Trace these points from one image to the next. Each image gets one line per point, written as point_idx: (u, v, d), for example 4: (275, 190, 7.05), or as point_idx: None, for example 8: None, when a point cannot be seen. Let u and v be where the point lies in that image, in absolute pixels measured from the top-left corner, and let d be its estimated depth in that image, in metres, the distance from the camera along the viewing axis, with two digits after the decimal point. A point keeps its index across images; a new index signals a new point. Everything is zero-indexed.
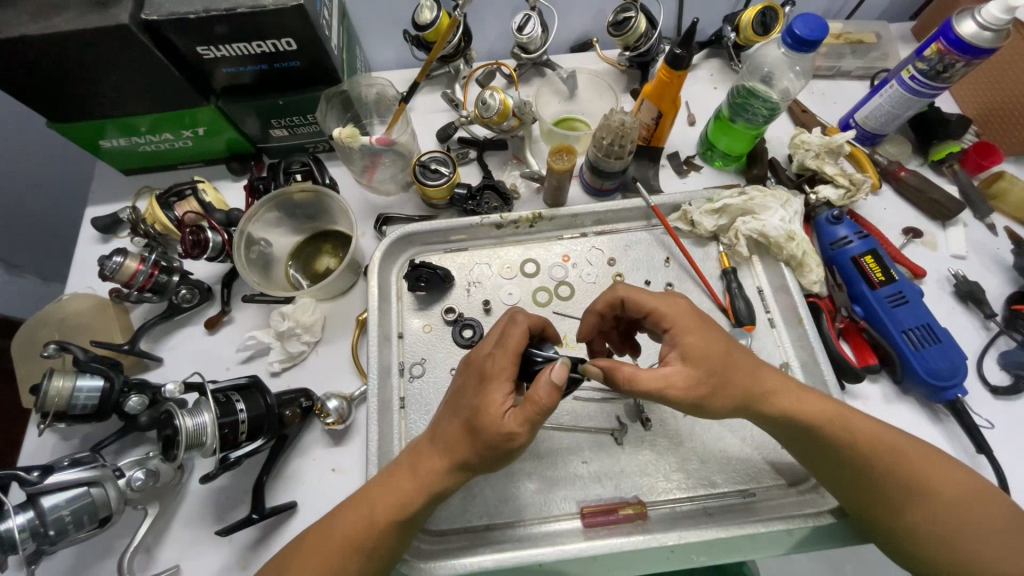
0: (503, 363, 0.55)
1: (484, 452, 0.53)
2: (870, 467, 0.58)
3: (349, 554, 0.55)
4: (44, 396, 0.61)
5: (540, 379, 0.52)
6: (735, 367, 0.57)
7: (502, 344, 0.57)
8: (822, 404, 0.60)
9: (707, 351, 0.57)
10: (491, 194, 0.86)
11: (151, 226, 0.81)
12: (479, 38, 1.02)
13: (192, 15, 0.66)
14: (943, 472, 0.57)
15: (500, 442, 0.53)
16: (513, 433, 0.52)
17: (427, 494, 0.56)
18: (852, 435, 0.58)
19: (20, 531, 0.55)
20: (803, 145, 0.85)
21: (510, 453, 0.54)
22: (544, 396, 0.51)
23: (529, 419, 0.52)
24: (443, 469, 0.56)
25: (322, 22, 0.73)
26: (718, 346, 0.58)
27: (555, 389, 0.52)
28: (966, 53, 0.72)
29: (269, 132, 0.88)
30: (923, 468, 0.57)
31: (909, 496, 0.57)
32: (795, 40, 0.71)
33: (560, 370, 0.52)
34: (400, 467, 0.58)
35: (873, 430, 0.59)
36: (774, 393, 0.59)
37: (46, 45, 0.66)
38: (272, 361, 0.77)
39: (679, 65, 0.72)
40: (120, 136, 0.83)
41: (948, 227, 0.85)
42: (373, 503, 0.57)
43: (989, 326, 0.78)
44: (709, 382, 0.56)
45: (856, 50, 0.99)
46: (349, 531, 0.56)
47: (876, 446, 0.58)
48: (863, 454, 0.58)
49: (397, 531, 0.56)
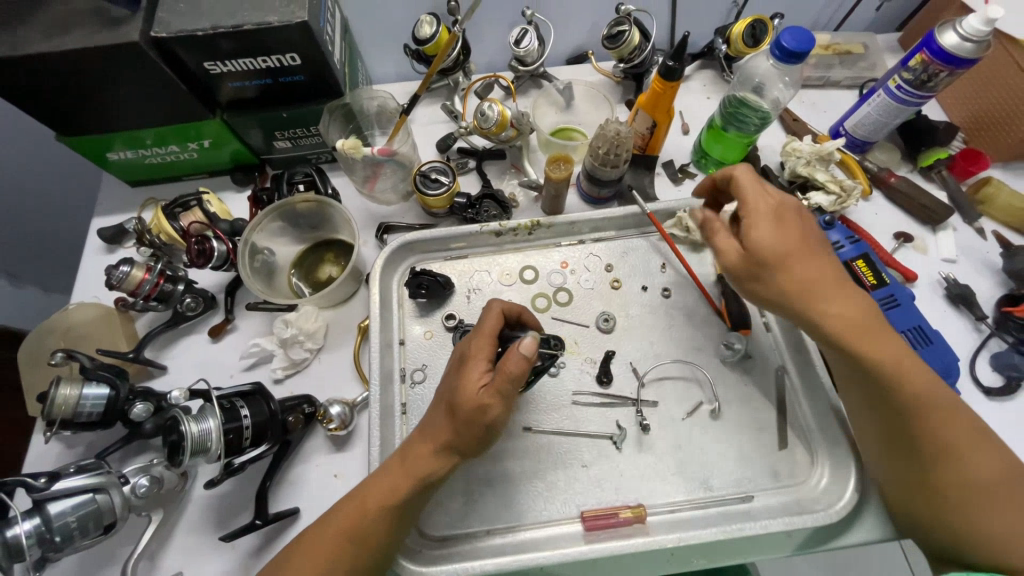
0: (480, 344, 0.59)
1: (462, 428, 0.55)
2: (910, 419, 0.57)
3: (349, 544, 0.56)
4: (51, 403, 0.62)
5: (511, 353, 0.55)
6: (802, 252, 0.61)
7: (479, 328, 0.62)
8: (894, 352, 0.59)
9: (778, 249, 0.61)
10: (490, 202, 0.88)
11: (157, 236, 0.83)
12: (477, 51, 1.05)
13: (199, 32, 0.69)
14: (984, 449, 0.56)
15: (475, 418, 0.55)
16: (487, 404, 0.54)
17: (416, 480, 0.57)
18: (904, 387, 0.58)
19: (26, 538, 0.55)
20: (795, 152, 0.88)
21: (487, 428, 0.55)
22: (514, 366, 0.54)
23: (500, 390, 0.54)
24: (429, 451, 0.57)
25: (325, 38, 0.75)
26: (803, 252, 0.61)
27: (525, 360, 0.54)
28: (949, 64, 0.74)
29: (272, 143, 0.90)
30: (966, 438, 0.56)
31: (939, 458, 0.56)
32: (783, 52, 0.73)
33: (529, 344, 0.54)
34: (395, 461, 0.60)
35: (929, 391, 0.58)
36: (834, 307, 0.60)
37: (58, 62, 0.68)
38: (275, 368, 0.78)
39: (672, 76, 0.74)
40: (126, 148, 0.85)
41: (938, 231, 0.87)
42: (370, 500, 0.57)
43: (981, 328, 0.80)
44: (757, 262, 0.62)
45: (844, 61, 1.01)
46: (347, 526, 0.57)
47: (927, 402, 0.57)
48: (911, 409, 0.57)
49: (392, 521, 0.57)
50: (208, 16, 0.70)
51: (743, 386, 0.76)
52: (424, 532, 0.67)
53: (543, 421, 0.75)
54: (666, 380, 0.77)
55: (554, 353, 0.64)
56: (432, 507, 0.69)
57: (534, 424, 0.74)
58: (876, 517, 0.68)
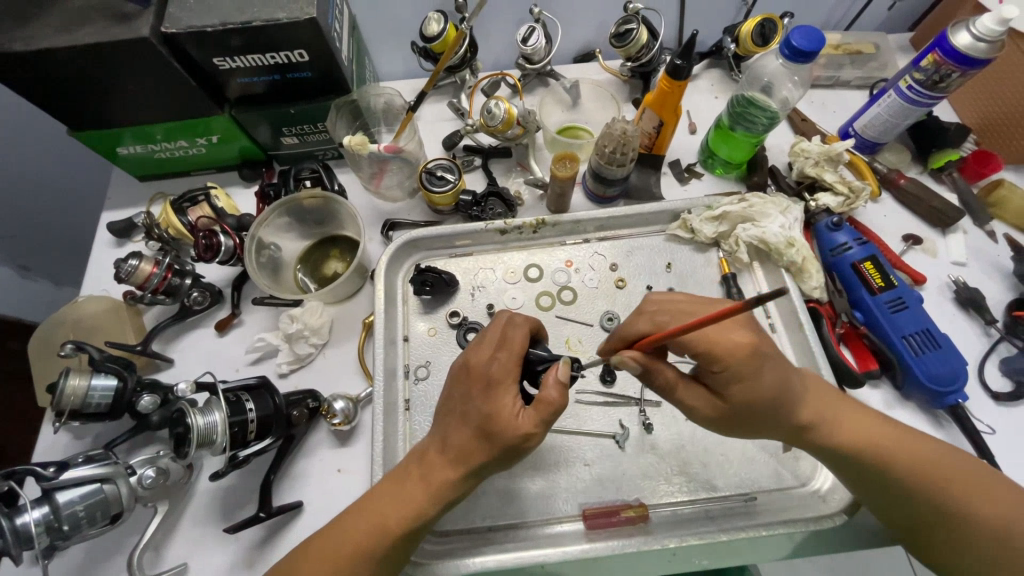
0: (511, 367, 0.56)
1: (502, 455, 0.55)
2: (910, 489, 0.55)
3: (362, 562, 0.54)
4: (60, 394, 0.63)
5: (552, 382, 0.54)
6: (753, 415, 0.55)
7: (504, 348, 0.57)
8: (857, 426, 0.57)
9: (760, 392, 0.54)
10: (495, 200, 0.88)
11: (166, 231, 0.84)
12: (484, 49, 1.05)
13: (209, 28, 0.69)
14: (988, 486, 0.55)
15: (515, 444, 0.54)
16: (529, 435, 0.53)
17: (441, 500, 0.56)
18: (890, 446, 0.56)
19: (35, 526, 0.56)
20: (802, 152, 0.87)
21: (523, 453, 0.55)
22: (555, 394, 0.54)
23: (543, 419, 0.54)
24: (456, 476, 0.56)
25: (333, 35, 0.75)
26: (778, 371, 0.54)
27: (562, 385, 0.55)
28: (961, 64, 0.73)
29: (280, 139, 0.91)
30: (967, 489, 0.54)
31: (951, 515, 0.54)
32: (793, 51, 0.72)
33: (565, 369, 0.55)
34: (409, 474, 0.58)
35: (915, 443, 0.57)
36: (822, 418, 0.57)
37: (71, 56, 0.69)
38: (280, 363, 0.78)
39: (680, 75, 0.74)
40: (136, 143, 0.86)
41: (948, 234, 0.86)
42: (379, 511, 0.56)
43: (991, 332, 0.79)
44: (751, 408, 0.55)
45: (855, 61, 1.00)
46: (359, 537, 0.55)
47: (917, 462, 0.55)
48: (906, 468, 0.55)
49: (412, 538, 0.57)
50: (218, 12, 0.70)
51: None
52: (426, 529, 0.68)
53: None
54: None
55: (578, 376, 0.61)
56: None
57: None
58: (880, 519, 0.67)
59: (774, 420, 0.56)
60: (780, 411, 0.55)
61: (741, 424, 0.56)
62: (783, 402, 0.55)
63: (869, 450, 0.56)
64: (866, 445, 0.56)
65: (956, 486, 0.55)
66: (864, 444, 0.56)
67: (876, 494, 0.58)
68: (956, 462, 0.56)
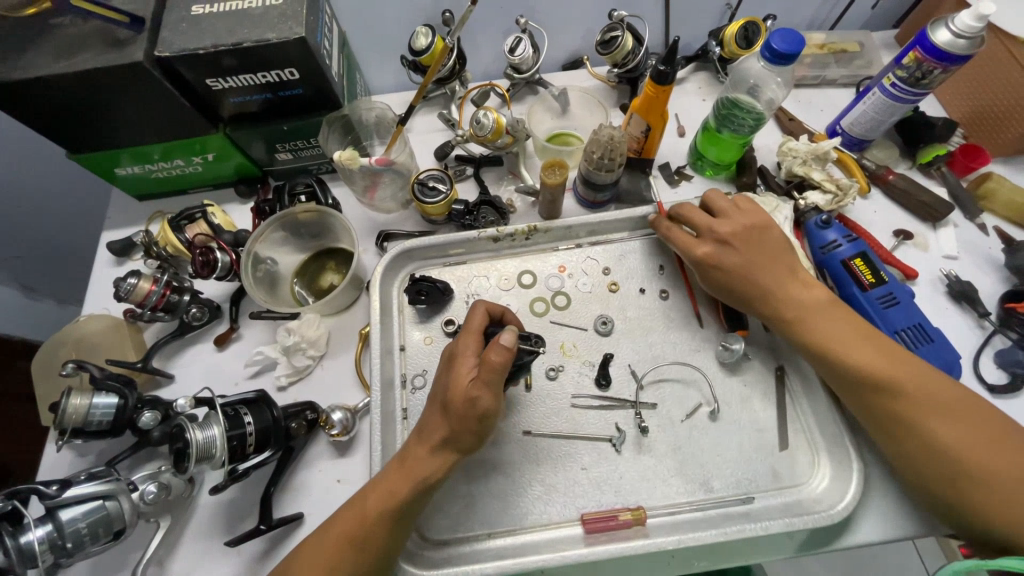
0: (467, 343, 0.63)
1: (456, 424, 0.58)
2: (874, 396, 0.62)
3: (351, 552, 0.58)
4: (63, 413, 0.65)
5: (494, 345, 0.58)
6: (769, 255, 0.71)
7: (466, 328, 0.65)
8: (831, 331, 0.66)
9: (735, 267, 0.71)
10: (488, 208, 0.89)
11: (164, 249, 0.85)
12: (473, 60, 1.06)
13: (201, 51, 0.71)
14: (953, 407, 0.60)
15: (468, 412, 0.58)
16: (477, 397, 0.57)
17: (416, 484, 0.59)
18: (860, 357, 0.63)
19: (39, 544, 0.57)
20: (790, 152, 0.88)
21: (481, 420, 0.58)
22: (497, 356, 0.57)
23: (487, 380, 0.58)
24: (427, 453, 0.60)
25: (323, 52, 0.77)
26: (747, 257, 0.71)
27: (507, 350, 0.57)
28: (943, 61, 0.74)
29: (274, 155, 0.92)
30: (929, 404, 0.60)
31: (906, 424, 0.61)
32: (773, 54, 0.73)
33: (508, 334, 0.58)
34: (394, 466, 0.62)
35: (889, 357, 0.63)
36: (796, 317, 0.68)
37: (67, 83, 0.70)
38: (279, 376, 0.79)
39: (664, 80, 0.75)
40: (134, 163, 0.87)
41: (939, 228, 0.86)
42: (368, 498, 0.60)
43: (984, 325, 0.79)
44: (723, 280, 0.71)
45: (841, 59, 1.01)
46: (348, 526, 0.60)
47: (887, 371, 0.62)
48: (871, 377, 0.62)
49: (392, 526, 0.59)
50: (210, 35, 0.72)
51: (741, 387, 0.76)
52: (424, 535, 0.68)
53: (542, 425, 0.75)
54: (665, 382, 0.77)
55: (533, 350, 0.63)
56: (432, 511, 0.70)
57: (533, 428, 0.74)
58: (877, 516, 0.67)
59: (750, 295, 0.70)
60: (752, 291, 0.70)
61: (722, 295, 0.73)
62: (754, 286, 0.70)
63: (834, 355, 0.64)
64: (838, 346, 0.65)
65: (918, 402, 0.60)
66: (835, 347, 0.65)
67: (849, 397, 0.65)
68: (929, 384, 0.61)
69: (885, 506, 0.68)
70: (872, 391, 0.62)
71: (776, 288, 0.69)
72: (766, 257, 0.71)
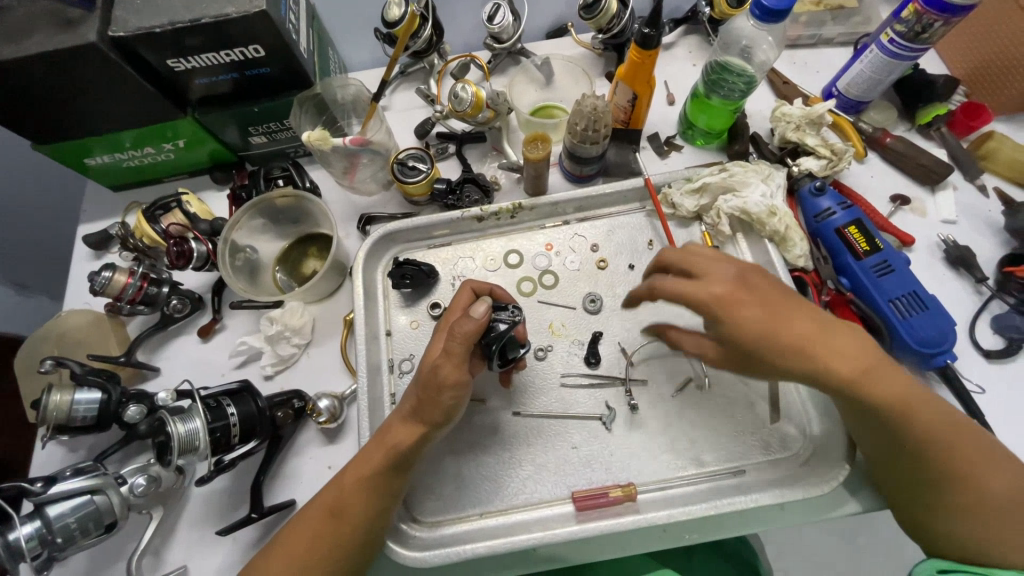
0: (450, 316, 0.66)
1: (423, 393, 0.59)
2: (925, 451, 0.55)
3: (331, 522, 0.59)
4: (45, 409, 0.64)
5: (466, 316, 0.60)
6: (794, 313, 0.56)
7: (450, 305, 0.68)
8: (886, 386, 0.55)
9: (760, 328, 0.55)
10: (471, 186, 0.86)
11: (140, 240, 0.82)
12: (452, 30, 1.01)
13: (158, 29, 0.67)
14: (1002, 468, 0.54)
15: (430, 381, 0.59)
16: (438, 365, 0.58)
17: (387, 451, 0.59)
18: (920, 416, 0.55)
19: (28, 540, 0.57)
20: (783, 117, 0.84)
21: (441, 391, 0.58)
22: (461, 325, 0.58)
23: (453, 349, 0.58)
24: (401, 423, 0.61)
25: (288, 26, 0.73)
26: (765, 312, 0.56)
27: (473, 320, 0.58)
28: (944, 12, 0.70)
29: (249, 140, 0.89)
30: (982, 463, 0.54)
31: (958, 478, 0.54)
32: (763, 12, 0.69)
33: (481, 306, 0.60)
34: (373, 442, 0.62)
35: (942, 412, 0.55)
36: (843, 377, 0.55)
37: (20, 69, 0.67)
38: (264, 365, 0.79)
39: (649, 44, 0.71)
40: (103, 153, 0.85)
41: (937, 191, 0.84)
42: (345, 478, 0.60)
43: (982, 290, 0.77)
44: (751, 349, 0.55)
45: (838, 16, 0.96)
46: (333, 499, 0.60)
47: (942, 429, 0.55)
48: (927, 436, 0.54)
49: (368, 495, 0.59)
50: (167, 11, 0.68)
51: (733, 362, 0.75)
52: (416, 516, 0.69)
53: (532, 405, 0.75)
54: (655, 359, 0.76)
55: (512, 320, 0.64)
56: (423, 493, 0.70)
57: (523, 408, 0.74)
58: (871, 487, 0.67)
59: (797, 367, 0.55)
60: (796, 355, 0.55)
61: (759, 372, 0.57)
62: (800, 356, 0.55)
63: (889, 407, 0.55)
64: (896, 408, 0.54)
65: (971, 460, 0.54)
66: (890, 405, 0.54)
67: (895, 449, 0.57)
68: (977, 440, 0.55)
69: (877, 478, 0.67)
70: (927, 450, 0.55)
71: (818, 350, 0.55)
72: (791, 309, 0.56)
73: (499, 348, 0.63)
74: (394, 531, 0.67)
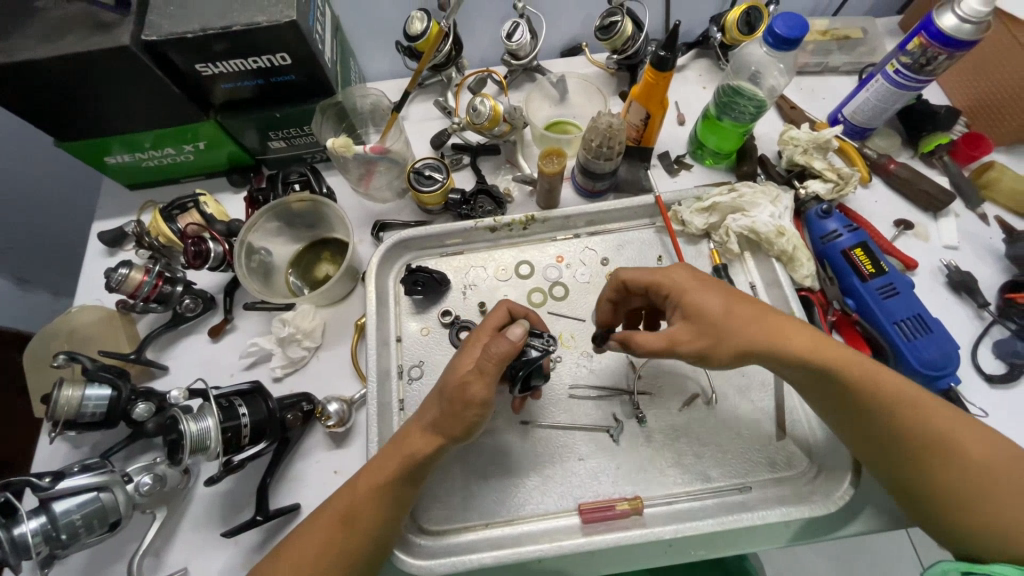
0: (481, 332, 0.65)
1: (447, 406, 0.59)
2: (886, 430, 0.57)
3: (341, 529, 0.58)
4: (55, 405, 0.64)
5: (502, 336, 0.59)
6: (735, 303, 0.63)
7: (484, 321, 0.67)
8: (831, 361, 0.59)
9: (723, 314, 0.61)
10: (484, 197, 0.88)
11: (155, 239, 0.84)
12: (469, 45, 1.04)
13: (190, 35, 0.69)
14: (965, 441, 0.55)
15: (458, 396, 0.58)
16: (468, 382, 0.58)
17: (403, 461, 0.60)
18: (881, 388, 0.58)
19: (33, 536, 0.56)
20: (791, 141, 0.87)
21: (466, 408, 0.58)
22: (499, 347, 0.58)
23: (486, 369, 0.58)
24: (421, 434, 0.60)
25: (315, 36, 0.75)
26: (712, 293, 0.63)
27: (510, 343, 0.58)
28: (948, 46, 0.73)
29: (267, 144, 0.91)
30: (944, 434, 0.56)
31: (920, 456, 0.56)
32: (776, 39, 0.72)
33: (519, 330, 0.59)
34: (388, 449, 0.62)
35: (890, 386, 0.58)
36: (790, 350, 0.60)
37: (52, 68, 0.69)
38: (274, 367, 0.79)
39: (665, 66, 0.74)
40: (124, 152, 0.86)
41: (939, 218, 0.86)
42: (358, 484, 0.60)
43: (984, 315, 0.79)
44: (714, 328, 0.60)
45: (843, 46, 1.00)
46: (345, 504, 0.60)
47: (898, 406, 0.57)
48: (876, 409, 0.58)
49: (381, 502, 0.59)
50: (199, 18, 0.70)
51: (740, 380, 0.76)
52: (421, 524, 0.68)
53: (540, 414, 0.75)
54: (662, 374, 0.77)
55: (545, 350, 0.63)
56: (429, 500, 0.70)
57: (531, 417, 0.74)
58: (875, 509, 0.67)
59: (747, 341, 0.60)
60: (746, 330, 0.60)
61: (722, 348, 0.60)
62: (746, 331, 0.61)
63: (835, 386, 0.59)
64: (840, 379, 0.59)
65: (937, 428, 0.56)
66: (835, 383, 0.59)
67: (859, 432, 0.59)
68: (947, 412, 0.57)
69: (882, 499, 0.68)
70: (885, 429, 0.57)
71: (762, 324, 0.61)
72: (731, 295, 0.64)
73: (525, 372, 0.63)
74: (401, 538, 0.66)
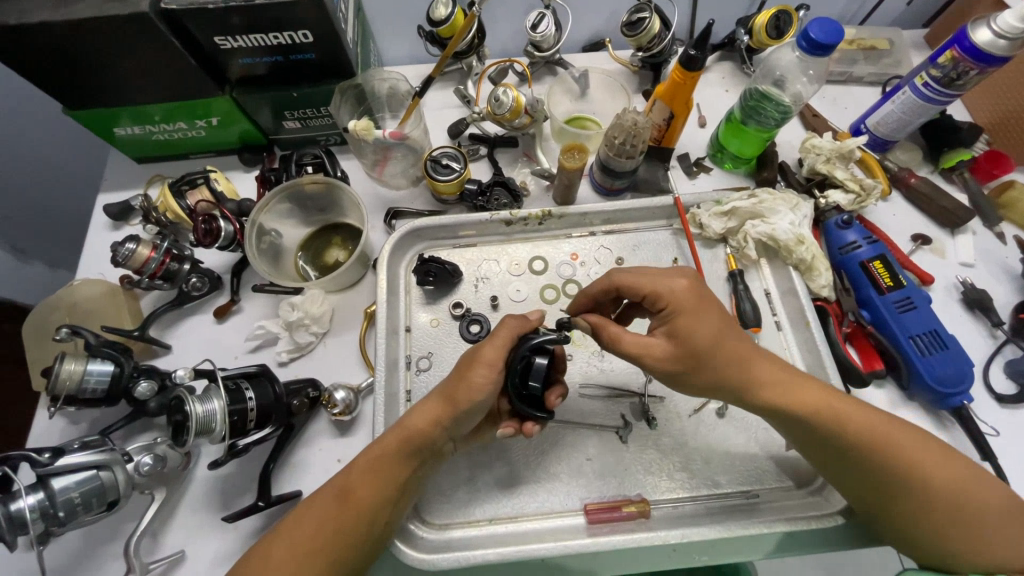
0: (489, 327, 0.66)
1: (453, 381, 0.60)
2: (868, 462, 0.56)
3: (338, 507, 0.57)
4: (56, 378, 0.62)
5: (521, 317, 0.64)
6: (723, 348, 0.58)
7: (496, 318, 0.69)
8: (808, 396, 0.59)
9: (702, 332, 0.58)
10: (501, 190, 0.86)
11: (164, 215, 0.82)
12: (492, 34, 1.02)
13: (210, 6, 0.67)
14: (942, 468, 0.56)
15: (465, 374, 0.59)
16: (478, 350, 0.59)
17: (402, 439, 0.59)
18: (864, 421, 0.57)
19: (30, 512, 0.55)
20: (813, 149, 0.86)
21: (464, 380, 0.58)
22: (512, 323, 0.61)
23: (500, 331, 0.60)
24: (422, 414, 0.59)
25: (339, 15, 0.73)
26: (710, 321, 0.59)
27: (522, 318, 0.63)
28: (980, 61, 0.72)
29: (282, 124, 0.89)
30: (923, 462, 0.56)
31: (901, 485, 0.56)
32: (810, 44, 0.71)
33: (535, 313, 0.65)
34: (389, 428, 0.61)
35: (870, 422, 0.57)
36: (769, 383, 0.59)
37: (65, 32, 0.66)
38: (280, 351, 0.77)
39: (693, 66, 0.72)
40: (134, 124, 0.84)
41: (957, 234, 0.85)
42: (358, 462, 0.60)
43: (997, 334, 0.79)
44: (692, 361, 0.58)
45: (869, 56, 0.99)
46: (345, 481, 0.59)
47: (876, 435, 0.57)
48: (861, 443, 0.57)
49: (379, 482, 0.58)
50: None
51: None
52: (423, 516, 0.67)
53: None
54: None
55: (551, 338, 0.60)
56: (432, 493, 0.69)
57: None
58: None
59: (724, 381, 0.59)
60: (725, 364, 0.58)
61: (700, 373, 0.59)
62: (729, 359, 0.58)
63: (819, 421, 0.57)
64: (821, 415, 0.58)
65: (916, 456, 0.56)
66: (816, 417, 0.58)
67: (844, 465, 0.58)
68: (908, 425, 0.59)
69: None
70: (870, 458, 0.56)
71: (747, 354, 0.59)
72: (724, 318, 0.60)
73: (524, 366, 0.60)
74: (403, 530, 0.65)
